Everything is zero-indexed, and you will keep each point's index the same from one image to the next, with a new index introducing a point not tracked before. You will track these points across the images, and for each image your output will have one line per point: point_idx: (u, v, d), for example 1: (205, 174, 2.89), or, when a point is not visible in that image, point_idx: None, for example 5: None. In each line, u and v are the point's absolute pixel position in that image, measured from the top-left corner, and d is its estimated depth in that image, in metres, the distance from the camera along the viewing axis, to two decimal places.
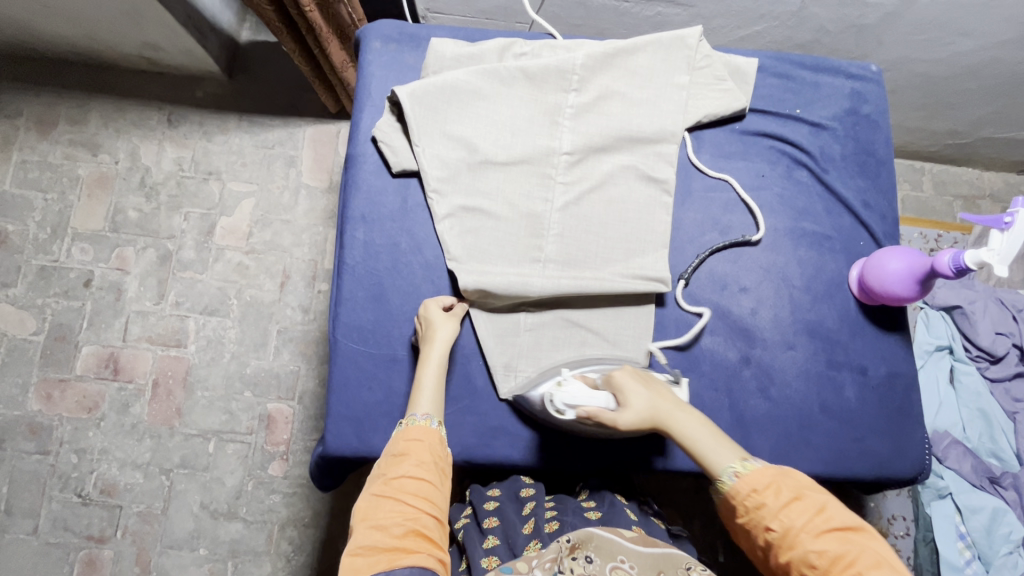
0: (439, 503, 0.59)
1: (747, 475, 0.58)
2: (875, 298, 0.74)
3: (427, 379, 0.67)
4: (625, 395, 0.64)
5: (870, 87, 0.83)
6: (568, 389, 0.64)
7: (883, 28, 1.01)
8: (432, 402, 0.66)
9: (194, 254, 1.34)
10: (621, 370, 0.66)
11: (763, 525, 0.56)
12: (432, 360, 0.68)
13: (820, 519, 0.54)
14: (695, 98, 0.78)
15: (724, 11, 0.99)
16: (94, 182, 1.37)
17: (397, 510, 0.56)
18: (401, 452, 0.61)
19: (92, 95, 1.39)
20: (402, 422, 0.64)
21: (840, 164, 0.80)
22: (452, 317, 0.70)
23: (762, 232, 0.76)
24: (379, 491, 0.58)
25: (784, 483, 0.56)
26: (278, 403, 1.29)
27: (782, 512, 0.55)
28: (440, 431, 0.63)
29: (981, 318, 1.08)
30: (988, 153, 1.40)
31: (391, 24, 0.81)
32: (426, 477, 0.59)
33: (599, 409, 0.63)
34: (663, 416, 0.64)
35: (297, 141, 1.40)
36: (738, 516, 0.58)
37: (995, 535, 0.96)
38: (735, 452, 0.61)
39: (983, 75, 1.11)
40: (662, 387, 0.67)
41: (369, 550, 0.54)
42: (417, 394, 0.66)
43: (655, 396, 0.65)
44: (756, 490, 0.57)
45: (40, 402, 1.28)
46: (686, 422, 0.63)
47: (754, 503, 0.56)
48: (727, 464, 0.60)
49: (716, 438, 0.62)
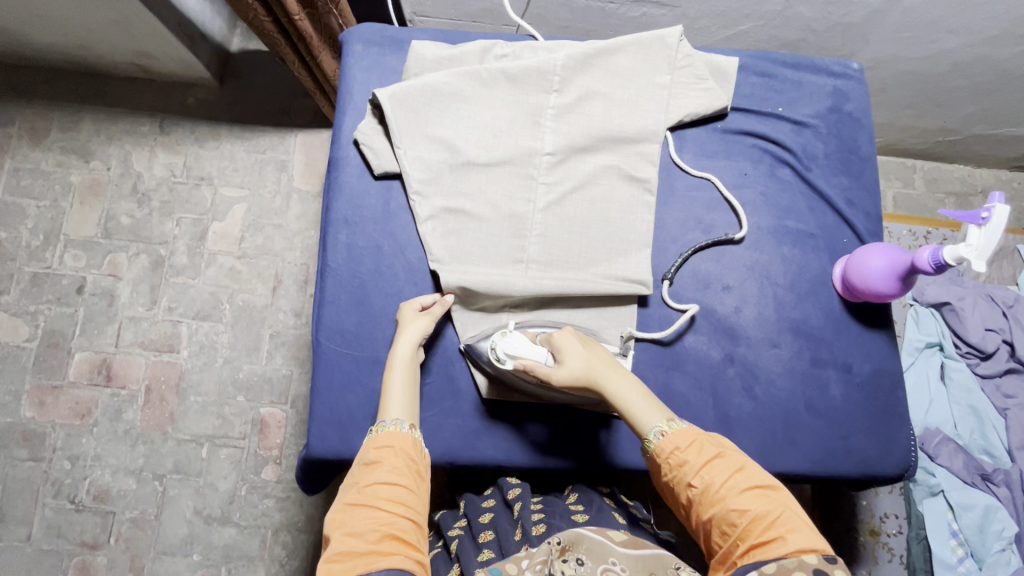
0: (415, 506, 0.59)
1: (672, 434, 0.60)
2: (858, 295, 0.74)
3: (395, 384, 0.67)
4: (564, 354, 0.66)
5: (852, 84, 0.83)
6: (511, 339, 0.68)
7: (869, 27, 1.01)
8: (402, 407, 0.66)
9: (187, 259, 1.35)
10: (562, 331, 0.69)
11: (685, 482, 0.58)
12: (399, 363, 0.68)
13: (740, 478, 0.57)
14: (678, 98, 0.78)
15: (710, 11, 1.00)
16: (87, 189, 1.37)
17: (370, 517, 0.56)
18: (372, 460, 0.60)
19: (84, 102, 1.40)
20: (373, 430, 0.64)
21: (822, 162, 0.80)
22: (425, 315, 0.70)
23: (746, 230, 0.76)
24: (352, 500, 0.58)
25: (707, 442, 0.59)
26: (270, 407, 1.29)
27: (703, 470, 0.57)
28: (412, 434, 0.63)
29: (971, 315, 1.08)
30: (979, 149, 1.40)
31: (373, 28, 0.81)
32: (399, 482, 0.59)
33: (535, 362, 0.66)
34: (598, 376, 0.66)
35: (289, 146, 1.40)
36: (663, 474, 0.60)
37: (987, 532, 0.96)
38: (662, 414, 0.63)
39: (970, 72, 1.11)
40: (603, 351, 0.69)
41: (346, 556, 0.54)
42: (386, 400, 0.66)
43: (592, 356, 0.67)
44: (679, 447, 0.59)
45: (33, 409, 1.28)
46: (620, 382, 0.65)
47: (677, 461, 0.59)
48: (654, 424, 0.62)
49: (647, 399, 0.64)
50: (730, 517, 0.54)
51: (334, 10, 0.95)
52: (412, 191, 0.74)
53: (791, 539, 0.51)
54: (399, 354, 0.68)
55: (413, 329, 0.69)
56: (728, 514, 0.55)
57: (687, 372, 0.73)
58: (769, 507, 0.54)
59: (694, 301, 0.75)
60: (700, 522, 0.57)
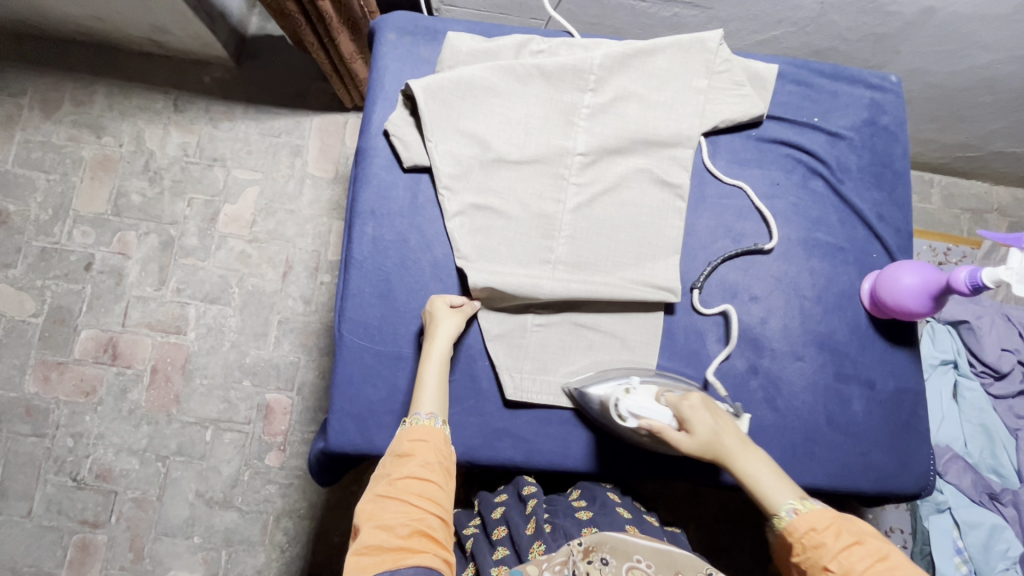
0: (445, 503, 0.59)
1: (806, 513, 0.59)
2: (886, 311, 0.73)
3: (429, 376, 0.67)
4: (692, 421, 0.63)
5: (889, 97, 0.81)
6: (636, 397, 0.65)
7: (903, 38, 1.00)
8: (435, 402, 0.65)
9: (197, 241, 1.33)
10: (689, 395, 0.65)
11: (820, 565, 0.56)
12: (435, 356, 0.67)
13: (881, 566, 0.54)
14: (715, 103, 0.77)
15: (742, 15, 0.99)
16: (98, 165, 1.35)
17: (401, 511, 0.57)
18: (405, 452, 0.61)
19: (98, 76, 1.38)
20: (406, 421, 0.64)
21: (856, 176, 0.79)
22: (458, 312, 0.69)
23: (775, 240, 0.76)
24: (383, 492, 0.58)
25: (845, 527, 0.57)
26: (276, 393, 1.28)
27: (842, 555, 0.55)
28: (444, 431, 0.63)
29: (987, 334, 1.07)
30: (1000, 167, 1.40)
31: (406, 17, 0.80)
32: (431, 478, 0.59)
33: (663, 426, 0.63)
34: (726, 447, 0.63)
35: (304, 131, 1.39)
36: (795, 554, 0.58)
37: (992, 551, 0.97)
38: (794, 492, 0.61)
39: (998, 89, 1.10)
40: (730, 418, 0.65)
41: (374, 550, 0.55)
42: (420, 392, 0.66)
43: (721, 426, 0.64)
44: (817, 531, 0.57)
45: (38, 384, 1.27)
46: (747, 455, 0.63)
47: (813, 542, 0.57)
48: (786, 501, 0.60)
49: (777, 476, 0.62)
50: None
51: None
52: (440, 185, 0.72)
53: None
54: (435, 348, 0.67)
55: (446, 325, 0.68)
56: None
57: (711, 381, 0.73)
58: None
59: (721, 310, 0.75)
60: None
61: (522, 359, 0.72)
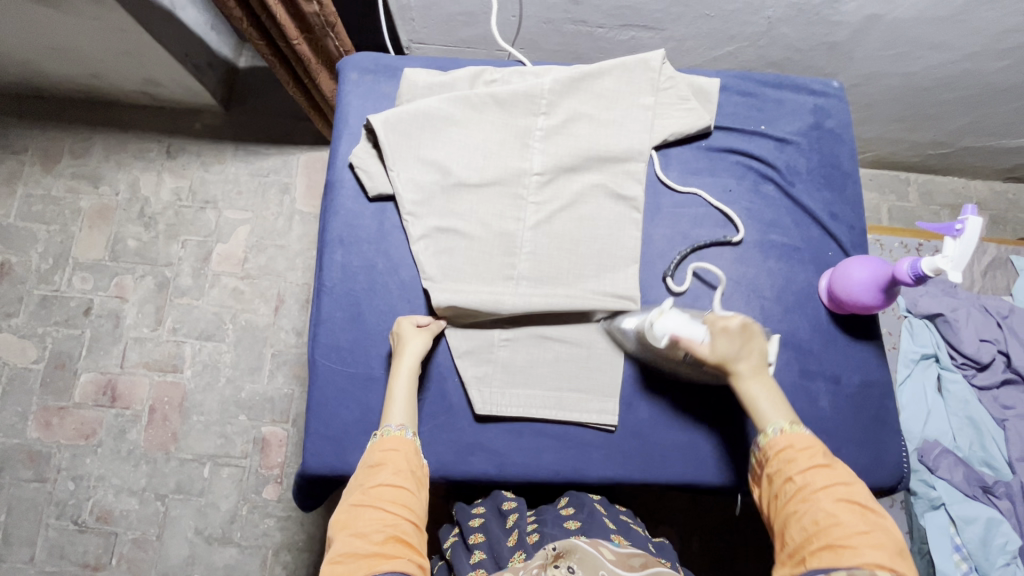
0: (418, 509, 0.61)
1: (790, 434, 0.62)
2: (844, 307, 0.74)
3: (398, 391, 0.69)
4: (716, 337, 0.66)
5: (834, 102, 0.85)
6: (668, 316, 0.68)
7: (853, 45, 1.04)
8: (406, 413, 0.68)
9: (191, 281, 1.38)
10: (732, 317, 0.67)
11: (785, 474, 0.61)
12: (403, 372, 0.70)
13: (842, 489, 0.58)
14: (664, 119, 0.80)
15: (695, 34, 1.04)
16: (96, 213, 1.41)
17: (375, 518, 0.58)
18: (378, 462, 0.63)
19: (95, 129, 1.45)
20: (378, 433, 0.66)
21: (806, 178, 0.81)
22: (424, 331, 0.72)
23: (742, 231, 0.79)
24: (357, 501, 0.60)
25: (821, 453, 0.61)
26: (272, 426, 1.30)
27: (808, 470, 0.60)
28: (414, 441, 0.66)
29: (964, 326, 1.08)
30: (973, 162, 1.42)
31: (368, 57, 0.85)
32: (403, 485, 0.61)
33: (687, 341, 0.66)
34: (742, 368, 0.66)
35: (292, 169, 1.44)
36: (766, 464, 0.63)
37: (991, 545, 0.96)
38: (788, 417, 0.64)
39: (956, 87, 1.13)
40: (760, 344, 0.67)
41: (350, 558, 0.56)
42: (389, 406, 0.68)
43: (747, 349, 0.66)
44: (781, 450, 0.62)
45: (40, 429, 1.30)
46: (760, 379, 0.66)
47: (785, 456, 0.61)
48: (776, 421, 0.64)
49: (780, 401, 0.65)
50: (817, 515, 0.57)
51: (332, 34, 0.99)
52: (403, 211, 0.76)
53: (870, 554, 0.54)
54: (404, 364, 0.70)
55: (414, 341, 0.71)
56: (817, 511, 0.57)
57: (677, 385, 0.75)
58: (860, 523, 0.56)
59: (682, 314, 0.77)
60: (784, 512, 0.59)
61: (491, 374, 0.73)
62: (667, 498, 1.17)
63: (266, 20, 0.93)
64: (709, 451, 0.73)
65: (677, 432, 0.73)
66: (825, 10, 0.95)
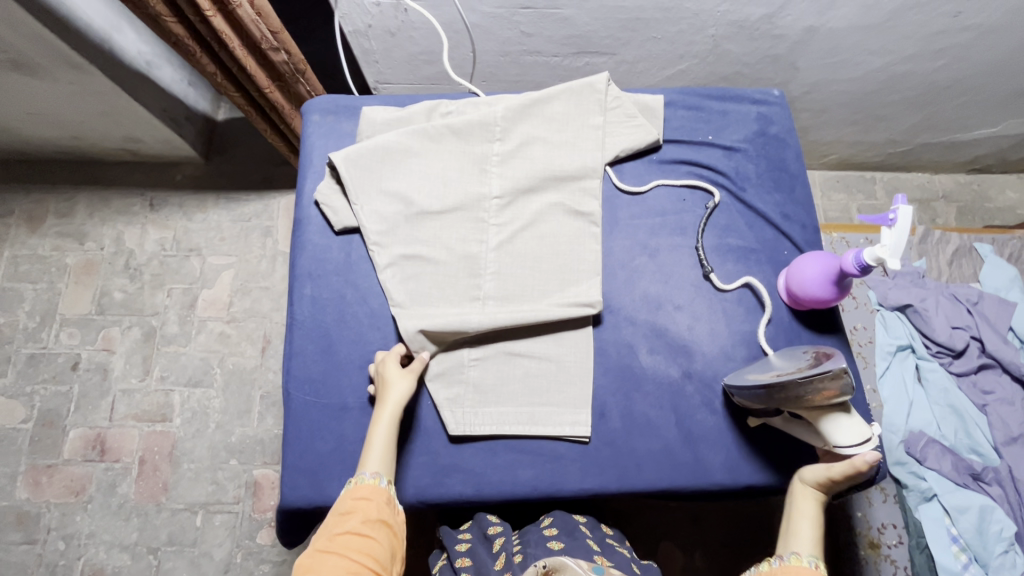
0: (383, 560, 0.61)
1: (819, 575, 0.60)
2: (802, 303, 0.76)
3: (377, 437, 0.68)
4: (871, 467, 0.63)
5: (775, 109, 0.89)
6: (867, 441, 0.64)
7: (796, 56, 1.09)
8: (382, 460, 0.67)
9: (178, 328, 1.39)
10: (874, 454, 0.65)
11: None
12: (384, 419, 0.69)
13: None
14: (616, 138, 0.84)
15: (646, 55, 1.09)
16: (81, 269, 1.44)
17: (337, 567, 0.59)
18: (347, 510, 0.63)
19: (79, 188, 1.49)
20: (352, 480, 0.67)
21: (756, 182, 0.85)
22: (408, 373, 0.72)
23: (718, 193, 0.83)
24: (323, 547, 0.61)
25: None
26: (263, 468, 1.29)
27: None
28: (388, 490, 0.66)
29: (934, 315, 1.10)
30: (932, 157, 1.46)
31: (328, 99, 0.89)
32: (371, 534, 0.62)
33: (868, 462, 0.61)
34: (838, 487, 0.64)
35: (273, 213, 1.48)
36: None
37: (987, 534, 0.95)
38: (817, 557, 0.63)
39: (902, 88, 1.17)
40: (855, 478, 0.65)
41: None
42: (367, 452, 0.68)
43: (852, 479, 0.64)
44: None
45: (29, 490, 1.29)
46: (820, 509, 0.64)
47: None
48: (811, 554, 0.62)
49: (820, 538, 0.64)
50: None
51: (302, 80, 1.03)
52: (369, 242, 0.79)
53: None
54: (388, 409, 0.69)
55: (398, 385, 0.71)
56: None
57: (647, 392, 0.76)
58: None
59: (647, 322, 0.78)
60: None
61: (460, 393, 0.74)
62: (664, 513, 1.16)
63: (236, 72, 0.98)
64: (683, 456, 0.73)
65: (650, 439, 0.74)
66: (764, 25, 1.01)
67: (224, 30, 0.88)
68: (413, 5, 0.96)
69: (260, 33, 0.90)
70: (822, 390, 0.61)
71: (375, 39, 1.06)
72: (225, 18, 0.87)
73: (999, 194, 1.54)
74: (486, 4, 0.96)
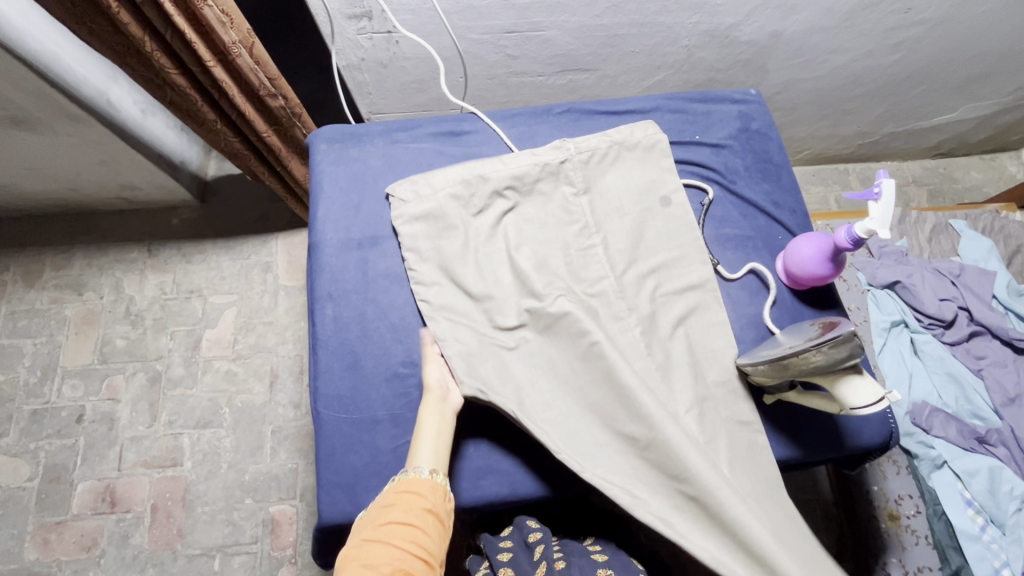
0: (430, 548, 0.61)
1: None
2: (801, 282, 0.81)
3: (426, 434, 0.70)
4: None
5: (754, 107, 0.95)
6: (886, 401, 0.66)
7: (765, 59, 1.16)
8: (433, 457, 0.69)
9: (183, 370, 1.39)
10: None
11: None
12: (430, 405, 0.72)
13: None
14: (619, 161, 0.85)
15: (625, 69, 1.16)
16: (82, 320, 1.43)
17: (383, 552, 0.58)
18: (389, 503, 0.63)
19: (76, 240, 1.50)
20: (399, 476, 0.67)
21: (744, 175, 0.90)
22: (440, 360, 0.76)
23: (712, 188, 0.88)
24: (368, 536, 0.60)
25: None
26: (280, 504, 1.28)
27: None
28: (442, 484, 0.67)
29: (922, 289, 1.15)
30: (900, 145, 1.55)
31: (334, 129, 0.94)
32: (413, 522, 0.61)
33: None
34: None
35: (272, 248, 1.49)
36: None
37: (999, 494, 0.98)
38: None
39: (864, 82, 1.26)
40: None
41: None
42: (417, 447, 0.69)
43: None
44: None
45: (38, 549, 1.26)
46: None
47: None
48: None
49: None
50: None
51: (298, 122, 1.07)
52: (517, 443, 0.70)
53: None
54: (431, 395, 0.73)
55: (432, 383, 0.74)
56: None
57: None
58: None
59: None
60: None
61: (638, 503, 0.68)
62: None
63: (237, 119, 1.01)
64: None
65: None
66: (732, 33, 1.08)
67: (224, 79, 0.91)
68: (406, 36, 1.02)
69: (258, 80, 0.94)
70: (831, 355, 0.63)
71: (369, 71, 1.11)
72: (224, 68, 0.91)
73: (964, 174, 1.62)
74: (474, 31, 1.02)
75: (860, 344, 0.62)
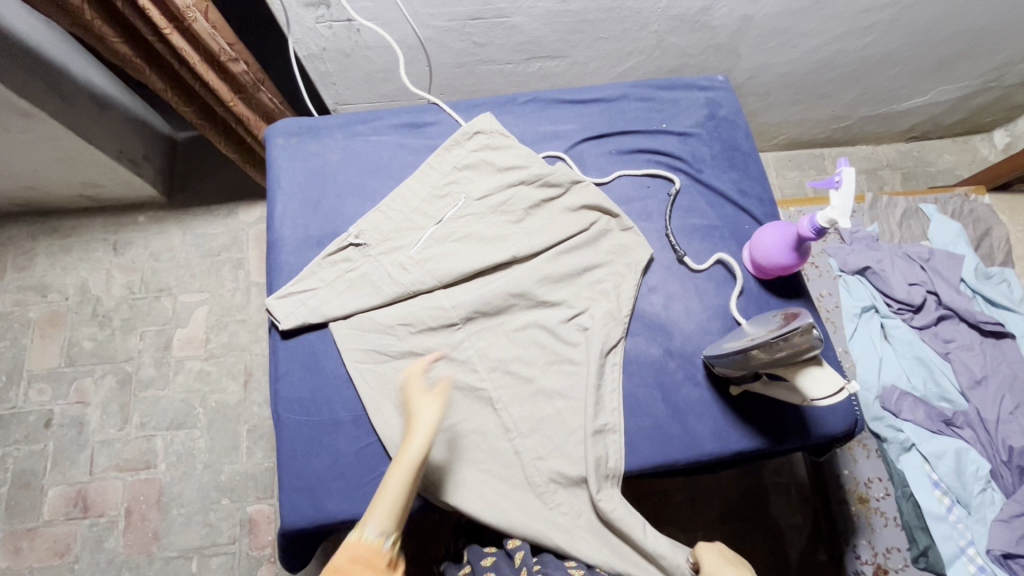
0: None
1: None
2: (767, 272, 0.80)
3: (392, 483, 0.61)
4: None
5: (722, 93, 0.94)
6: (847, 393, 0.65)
7: (737, 43, 1.14)
8: (388, 515, 0.60)
9: (154, 370, 1.36)
10: None
11: None
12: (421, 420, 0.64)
13: None
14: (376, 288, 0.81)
15: (596, 55, 1.14)
16: (46, 322, 1.39)
17: None
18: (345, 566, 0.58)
19: (38, 239, 1.45)
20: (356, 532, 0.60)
21: (711, 163, 0.89)
22: (434, 396, 0.66)
23: (678, 178, 0.88)
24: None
25: None
26: (258, 504, 1.26)
27: None
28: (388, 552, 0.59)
29: (891, 274, 1.16)
30: (874, 129, 1.55)
31: (292, 122, 0.91)
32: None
33: None
34: None
35: (242, 244, 1.45)
36: None
37: (965, 474, 1.00)
38: None
39: (837, 66, 1.25)
40: None
41: None
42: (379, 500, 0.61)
43: None
44: None
45: (9, 557, 1.23)
46: None
47: None
48: None
49: None
50: None
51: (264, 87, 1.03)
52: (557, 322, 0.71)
53: None
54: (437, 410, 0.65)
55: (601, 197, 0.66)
56: None
57: (632, 373, 0.78)
58: None
59: None
60: None
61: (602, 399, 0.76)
62: (665, 499, 1.18)
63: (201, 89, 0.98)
64: (673, 429, 0.75)
65: (640, 418, 0.76)
66: (702, 18, 1.06)
67: (181, 46, 0.88)
68: (365, 25, 0.98)
69: (217, 46, 0.91)
70: (791, 345, 0.63)
71: (330, 61, 1.07)
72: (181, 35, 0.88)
73: (938, 157, 1.63)
74: (437, 18, 0.99)
75: (820, 335, 0.62)
